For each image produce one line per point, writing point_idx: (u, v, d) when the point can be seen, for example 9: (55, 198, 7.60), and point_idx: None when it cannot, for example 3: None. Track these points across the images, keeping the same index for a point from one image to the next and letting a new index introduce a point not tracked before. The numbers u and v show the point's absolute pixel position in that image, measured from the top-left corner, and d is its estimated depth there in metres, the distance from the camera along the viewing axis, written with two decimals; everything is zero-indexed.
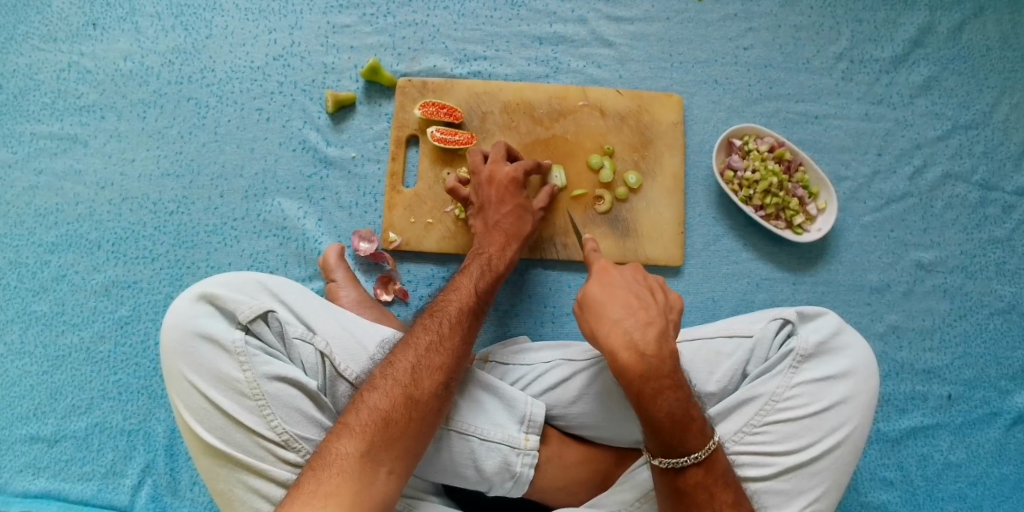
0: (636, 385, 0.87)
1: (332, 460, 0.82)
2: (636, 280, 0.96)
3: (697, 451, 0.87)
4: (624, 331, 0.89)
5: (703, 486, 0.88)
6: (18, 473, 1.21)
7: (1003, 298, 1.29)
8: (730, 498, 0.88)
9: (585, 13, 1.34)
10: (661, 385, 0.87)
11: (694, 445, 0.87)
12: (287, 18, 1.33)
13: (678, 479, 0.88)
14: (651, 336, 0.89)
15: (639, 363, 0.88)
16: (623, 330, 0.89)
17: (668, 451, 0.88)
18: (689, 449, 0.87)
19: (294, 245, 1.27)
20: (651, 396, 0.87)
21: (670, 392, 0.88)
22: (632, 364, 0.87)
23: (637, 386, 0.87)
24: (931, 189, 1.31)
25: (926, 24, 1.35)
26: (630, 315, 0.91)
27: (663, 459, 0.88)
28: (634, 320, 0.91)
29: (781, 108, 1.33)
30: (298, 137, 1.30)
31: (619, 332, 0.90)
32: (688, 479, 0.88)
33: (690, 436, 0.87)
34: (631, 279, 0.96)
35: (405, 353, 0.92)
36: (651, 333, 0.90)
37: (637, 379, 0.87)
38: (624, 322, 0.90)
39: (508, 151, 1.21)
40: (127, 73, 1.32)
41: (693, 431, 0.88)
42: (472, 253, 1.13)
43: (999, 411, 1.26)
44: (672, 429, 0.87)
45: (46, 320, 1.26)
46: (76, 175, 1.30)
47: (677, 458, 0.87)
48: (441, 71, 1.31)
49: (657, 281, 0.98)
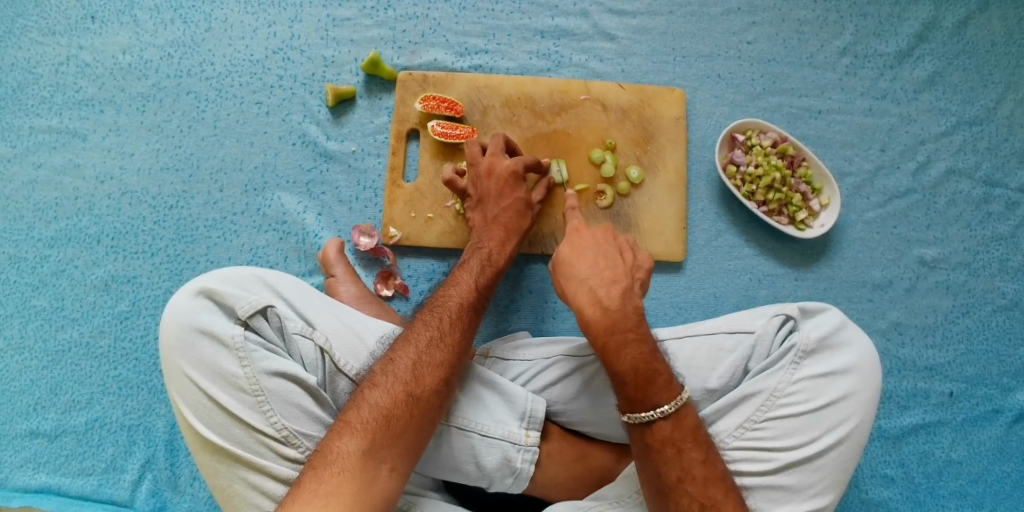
0: (601, 338, 0.94)
1: (334, 458, 0.82)
2: (605, 241, 1.04)
3: (664, 404, 0.89)
4: (589, 289, 0.98)
5: (672, 442, 0.88)
6: (18, 468, 1.21)
7: (1006, 295, 1.29)
8: (701, 456, 0.87)
9: (587, 6, 1.33)
10: (625, 337, 0.93)
11: (661, 398, 0.89)
12: (286, 11, 1.32)
13: (647, 434, 0.89)
14: (615, 293, 0.97)
15: (603, 318, 0.95)
16: (588, 288, 0.98)
17: (634, 404, 0.90)
18: (655, 403, 0.89)
19: (294, 240, 1.26)
20: (614, 347, 0.93)
21: (634, 345, 0.93)
22: (597, 319, 0.95)
23: (601, 338, 0.94)
24: (935, 185, 1.30)
25: (931, 19, 1.34)
26: (595, 274, 1.00)
27: (631, 414, 0.90)
28: (599, 280, 0.99)
29: (784, 102, 1.32)
30: (298, 132, 1.29)
31: (585, 290, 0.99)
32: (656, 434, 0.89)
33: (654, 388, 0.90)
34: (599, 242, 1.04)
35: (405, 349, 0.92)
36: (615, 291, 0.98)
37: (601, 332, 0.95)
38: (589, 281, 0.99)
39: (507, 144, 1.19)
40: (127, 67, 1.31)
41: (658, 384, 0.90)
42: (472, 248, 1.12)
43: (1000, 408, 1.25)
44: (635, 380, 0.90)
45: (45, 315, 1.26)
46: (76, 169, 1.29)
47: (644, 412, 0.89)
48: (442, 64, 1.30)
49: (626, 243, 1.06)
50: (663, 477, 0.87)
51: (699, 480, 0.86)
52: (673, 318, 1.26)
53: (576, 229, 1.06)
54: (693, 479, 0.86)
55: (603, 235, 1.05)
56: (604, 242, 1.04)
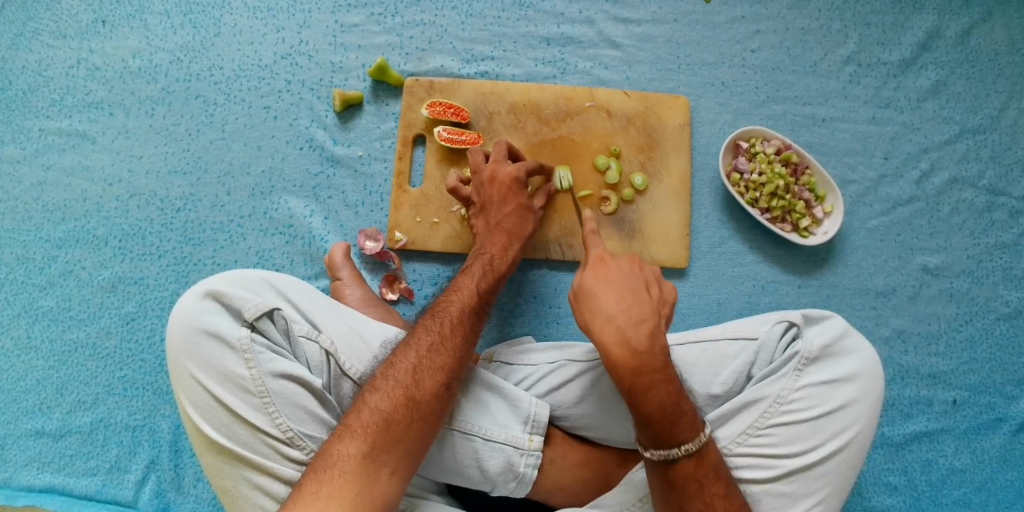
0: (629, 380, 0.90)
1: (334, 461, 0.82)
2: (632, 274, 0.99)
3: (688, 443, 0.88)
4: (618, 327, 0.93)
5: (694, 478, 0.89)
6: (23, 467, 1.22)
7: (1010, 304, 1.29)
8: (722, 491, 0.89)
9: (593, 14, 1.34)
10: (652, 379, 0.90)
11: (685, 437, 0.88)
12: (295, 16, 1.33)
13: (670, 470, 0.89)
14: (643, 333, 0.93)
15: (632, 359, 0.91)
16: (616, 326, 0.93)
17: (658, 442, 0.89)
18: (679, 441, 0.88)
19: (300, 244, 1.27)
20: (641, 389, 0.89)
21: (662, 386, 0.90)
22: (624, 360, 0.91)
23: (628, 380, 0.90)
24: (938, 193, 1.31)
25: (934, 28, 1.34)
26: (624, 311, 0.94)
27: (654, 452, 0.89)
28: (627, 318, 0.94)
29: (788, 110, 1.33)
30: (305, 136, 1.31)
31: (613, 328, 0.93)
32: (679, 470, 0.89)
33: (679, 428, 0.88)
34: (628, 274, 0.99)
35: (406, 354, 0.93)
36: (644, 330, 0.93)
37: (629, 374, 0.90)
38: (617, 318, 0.94)
39: (510, 151, 1.20)
40: (136, 71, 1.33)
41: (683, 424, 0.88)
42: (475, 253, 1.13)
43: (1004, 417, 1.25)
44: (661, 421, 0.88)
45: (53, 315, 1.27)
46: (84, 171, 1.30)
47: (668, 450, 0.88)
48: (448, 71, 1.32)
49: (652, 277, 1.01)
50: None
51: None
52: (677, 324, 1.27)
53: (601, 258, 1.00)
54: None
55: (630, 269, 1.00)
56: (632, 275, 0.99)
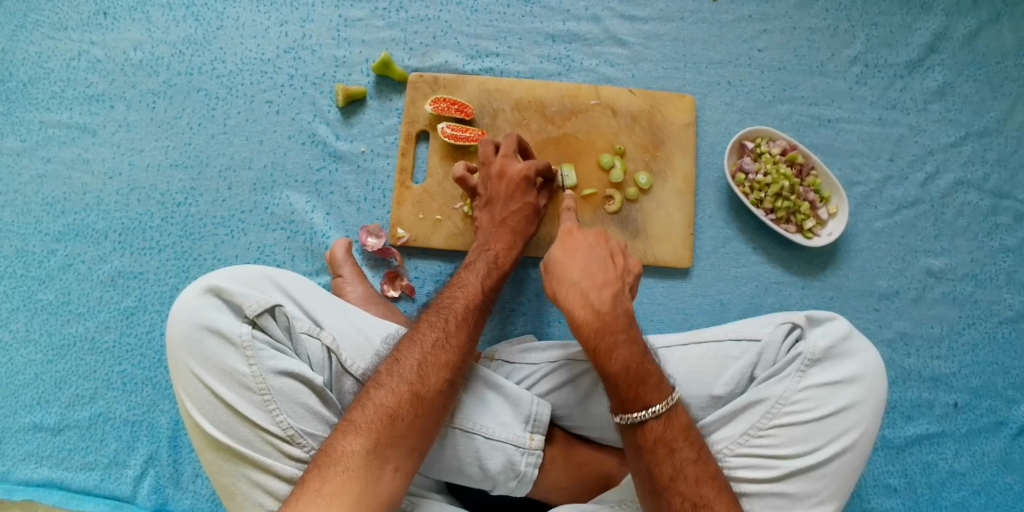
0: (592, 342, 0.93)
1: (339, 457, 0.82)
2: (596, 243, 1.01)
3: (656, 404, 0.89)
4: (581, 292, 0.96)
5: (664, 441, 0.88)
6: (21, 461, 1.21)
7: (1013, 307, 1.28)
8: (692, 455, 0.88)
9: (599, 11, 1.33)
10: (616, 340, 0.92)
11: (652, 398, 0.89)
12: (299, 10, 1.32)
13: (639, 434, 0.90)
14: (606, 296, 0.95)
15: (594, 321, 0.94)
16: (579, 290, 0.96)
17: (625, 405, 0.90)
18: (647, 403, 0.89)
19: (301, 239, 1.26)
20: (605, 351, 0.92)
21: (625, 347, 0.92)
22: (588, 322, 0.94)
23: (592, 342, 0.93)
24: (943, 196, 1.30)
25: (942, 29, 1.34)
26: (588, 277, 0.97)
27: (623, 415, 0.91)
28: (591, 283, 0.96)
29: (794, 110, 1.32)
30: (308, 131, 1.30)
31: (576, 293, 0.96)
32: (648, 433, 0.89)
33: (646, 390, 0.90)
34: (592, 246, 1.00)
35: (409, 349, 0.92)
36: (607, 294, 0.95)
37: (593, 335, 0.93)
38: (581, 283, 0.97)
39: (520, 144, 1.18)
40: (138, 63, 1.32)
41: (650, 385, 0.90)
42: (479, 248, 1.12)
43: (1004, 421, 1.25)
44: (627, 382, 0.90)
45: (52, 309, 1.26)
46: (85, 164, 1.29)
47: (636, 412, 0.89)
48: (452, 67, 1.30)
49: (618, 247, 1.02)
50: (655, 476, 0.87)
51: (691, 480, 0.86)
52: (679, 324, 1.26)
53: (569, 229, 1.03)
54: (685, 479, 0.86)
55: (595, 239, 1.02)
56: (596, 246, 1.01)
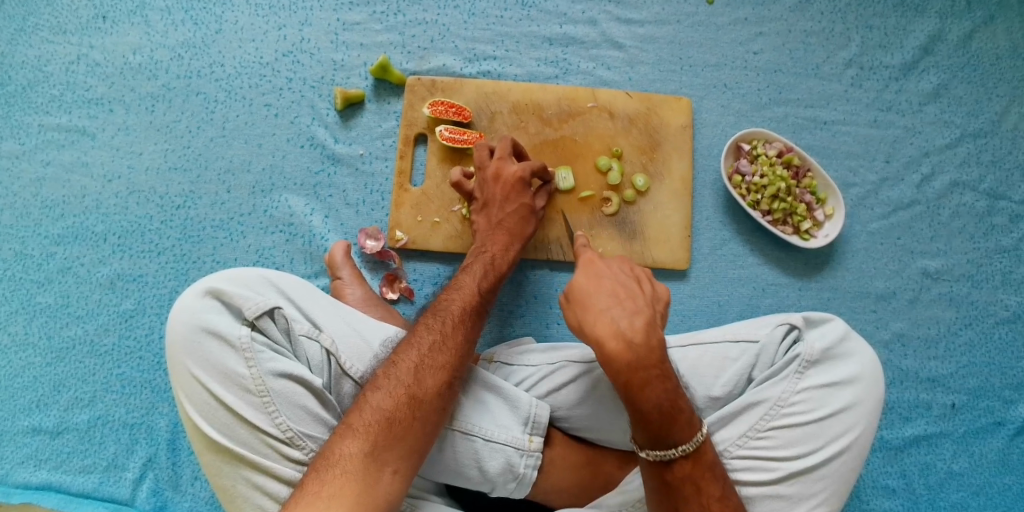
0: (625, 376, 0.88)
1: (336, 460, 0.82)
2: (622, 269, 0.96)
3: (685, 444, 0.88)
4: (612, 320, 0.90)
5: (691, 479, 0.88)
6: (20, 464, 1.21)
7: (1009, 308, 1.29)
8: (718, 491, 0.88)
9: (596, 15, 1.34)
10: (649, 374, 0.88)
11: (683, 437, 0.88)
12: (297, 14, 1.33)
13: (667, 472, 0.89)
14: (638, 325, 0.90)
15: (627, 354, 0.88)
16: (610, 319, 0.90)
17: (656, 443, 0.88)
18: (676, 442, 0.88)
19: (300, 242, 1.27)
20: (639, 384, 0.87)
21: (658, 382, 0.88)
22: (621, 354, 0.88)
23: (625, 376, 0.88)
24: (939, 197, 1.31)
25: (936, 32, 1.34)
26: (618, 305, 0.92)
27: (652, 452, 0.89)
28: (621, 310, 0.91)
29: (790, 113, 1.33)
30: (306, 134, 1.30)
31: (607, 322, 0.90)
32: (676, 472, 0.88)
33: (678, 428, 0.88)
34: (619, 271, 0.95)
35: (407, 353, 0.92)
36: (640, 323, 0.90)
37: (626, 369, 0.88)
38: (611, 311, 0.91)
39: (514, 147, 1.19)
40: (136, 67, 1.32)
41: (681, 423, 0.88)
42: (476, 251, 1.13)
43: (1002, 421, 1.26)
44: (660, 419, 0.87)
45: (51, 312, 1.26)
46: (84, 167, 1.30)
47: (665, 451, 0.88)
48: (450, 70, 1.31)
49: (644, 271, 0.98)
50: None
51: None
52: (677, 325, 1.26)
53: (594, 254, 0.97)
54: None
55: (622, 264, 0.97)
56: (622, 271, 0.96)
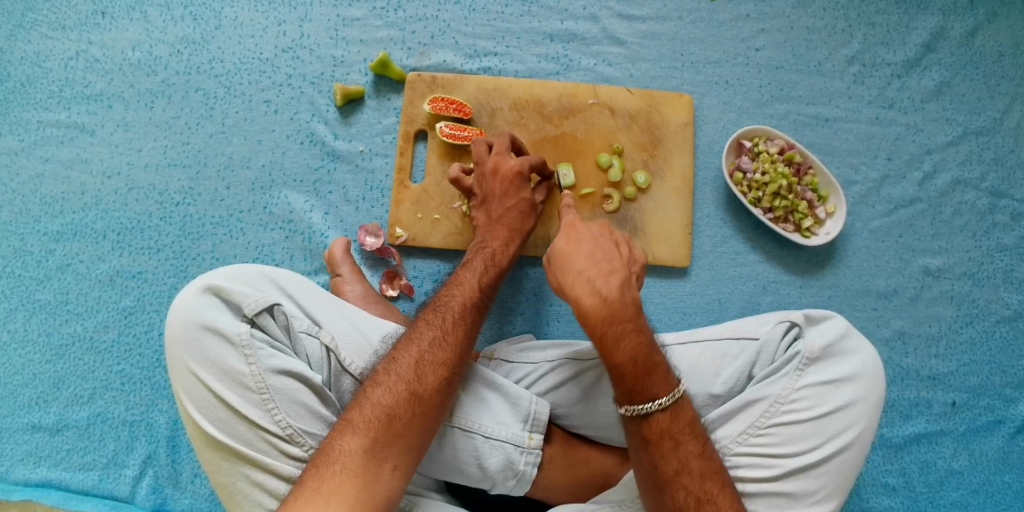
0: (600, 330, 0.93)
1: (336, 457, 0.82)
2: (599, 235, 1.02)
3: (662, 397, 0.89)
4: (587, 280, 0.96)
5: (670, 434, 0.88)
6: (19, 461, 1.21)
7: (1010, 306, 1.29)
8: (698, 449, 0.88)
9: (597, 11, 1.33)
10: (623, 329, 0.92)
11: (659, 390, 0.89)
12: (297, 9, 1.32)
13: (645, 426, 0.89)
14: (614, 283, 0.96)
15: (602, 308, 0.94)
16: (586, 278, 0.96)
17: (632, 398, 0.90)
18: (653, 395, 0.89)
19: (300, 239, 1.26)
20: (613, 339, 0.92)
21: (632, 336, 0.92)
22: (596, 309, 0.94)
23: (599, 330, 0.93)
24: (941, 195, 1.31)
25: (939, 29, 1.34)
26: (594, 265, 0.98)
27: (629, 407, 0.90)
28: (597, 270, 0.97)
29: (792, 110, 1.32)
30: (306, 130, 1.30)
31: (583, 281, 0.96)
32: (654, 426, 0.89)
33: (653, 381, 0.90)
34: (596, 236, 1.02)
35: (406, 348, 0.92)
36: (614, 281, 0.96)
37: (601, 323, 0.93)
38: (587, 271, 0.97)
39: (512, 142, 1.19)
40: (136, 63, 1.32)
41: (657, 376, 0.90)
42: (476, 247, 1.12)
43: (1002, 419, 1.25)
44: (634, 371, 0.90)
45: (50, 309, 1.26)
46: (83, 163, 1.29)
47: (642, 404, 0.89)
48: (451, 66, 1.31)
49: (622, 236, 1.04)
50: (660, 470, 0.87)
51: (694, 473, 0.86)
52: (678, 323, 1.26)
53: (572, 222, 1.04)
54: (690, 472, 0.86)
55: (599, 230, 1.03)
56: (601, 236, 1.02)
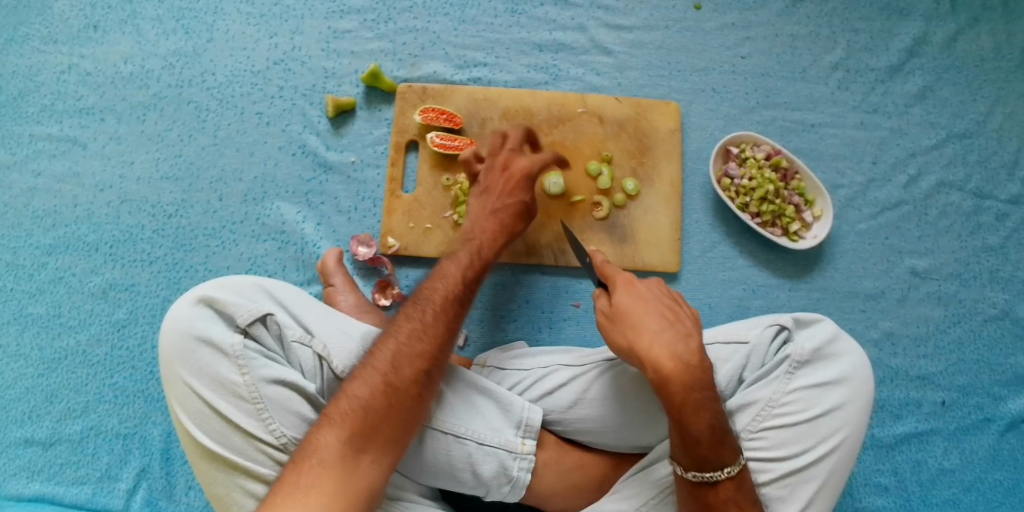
0: (683, 396, 0.88)
1: (313, 451, 0.82)
2: (664, 294, 0.97)
3: (730, 466, 0.88)
4: (666, 344, 0.91)
5: (733, 501, 0.88)
6: (12, 476, 1.20)
7: (996, 305, 1.31)
8: None
9: (585, 21, 1.35)
10: (703, 397, 0.88)
11: (727, 459, 0.88)
12: (288, 22, 1.34)
13: (710, 493, 0.88)
14: (691, 347, 0.91)
15: (684, 374, 0.89)
16: (664, 342, 0.91)
17: (701, 464, 0.88)
18: (722, 463, 0.88)
19: (292, 249, 1.27)
20: (693, 408, 0.87)
21: (710, 405, 0.89)
22: (678, 375, 0.88)
23: (681, 397, 0.88)
24: (926, 197, 1.33)
25: (921, 34, 1.36)
26: (668, 327, 0.92)
27: (695, 472, 0.88)
28: (673, 333, 0.92)
29: (778, 116, 1.34)
30: (298, 142, 1.30)
31: (661, 344, 0.91)
32: (718, 493, 0.88)
33: (724, 450, 0.88)
34: (660, 293, 0.97)
35: (384, 343, 0.92)
36: (690, 345, 0.92)
37: (683, 391, 0.88)
38: (663, 334, 0.92)
39: (526, 136, 1.20)
40: (127, 76, 1.33)
41: (727, 446, 0.88)
42: (462, 237, 1.11)
43: (992, 417, 1.27)
44: (710, 440, 0.87)
45: (43, 322, 1.26)
46: (75, 177, 1.30)
47: (710, 472, 0.88)
48: (441, 77, 1.32)
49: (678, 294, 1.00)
50: None
51: None
52: None
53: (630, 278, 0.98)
54: None
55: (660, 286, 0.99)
56: (664, 293, 0.98)
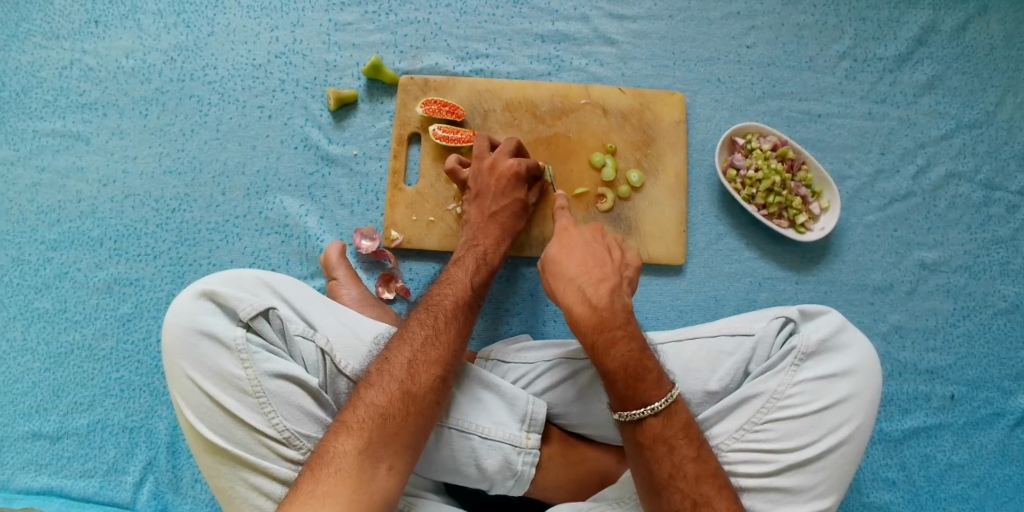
0: (591, 336, 0.93)
1: (330, 459, 0.82)
2: (593, 241, 1.03)
3: (655, 401, 0.89)
4: (578, 288, 0.97)
5: (663, 439, 0.88)
6: (20, 469, 1.21)
7: (1007, 298, 1.29)
8: (692, 453, 0.87)
9: (588, 11, 1.34)
10: (614, 335, 0.93)
11: (651, 394, 0.89)
12: (289, 15, 1.33)
13: (638, 432, 0.89)
14: (603, 289, 0.96)
15: (592, 316, 0.94)
16: (576, 286, 0.97)
17: (625, 402, 0.90)
18: (644, 399, 0.89)
19: (296, 243, 1.27)
20: (603, 345, 0.92)
21: (623, 343, 0.92)
22: (587, 318, 0.94)
23: (591, 337, 0.93)
24: (935, 188, 1.31)
25: (929, 23, 1.34)
26: (584, 274, 0.98)
27: (621, 413, 0.91)
28: (588, 278, 0.98)
29: (784, 106, 1.32)
30: (300, 135, 1.30)
31: (573, 289, 0.97)
32: (647, 431, 0.89)
33: (644, 385, 0.90)
34: (587, 241, 1.03)
35: (399, 350, 0.92)
36: (604, 289, 0.96)
37: (590, 330, 0.94)
38: (578, 280, 0.98)
39: (518, 148, 1.20)
40: (130, 71, 1.32)
41: (649, 381, 0.90)
42: (466, 245, 1.13)
43: (1001, 411, 1.25)
44: (625, 378, 0.90)
45: (48, 317, 1.26)
46: (79, 172, 1.30)
47: (634, 409, 0.89)
48: (443, 68, 1.31)
49: (614, 242, 1.05)
50: (654, 474, 0.87)
51: (690, 477, 0.86)
52: (674, 321, 1.26)
53: (563, 230, 1.05)
54: (684, 476, 0.86)
55: (590, 235, 1.04)
56: (592, 241, 1.03)
